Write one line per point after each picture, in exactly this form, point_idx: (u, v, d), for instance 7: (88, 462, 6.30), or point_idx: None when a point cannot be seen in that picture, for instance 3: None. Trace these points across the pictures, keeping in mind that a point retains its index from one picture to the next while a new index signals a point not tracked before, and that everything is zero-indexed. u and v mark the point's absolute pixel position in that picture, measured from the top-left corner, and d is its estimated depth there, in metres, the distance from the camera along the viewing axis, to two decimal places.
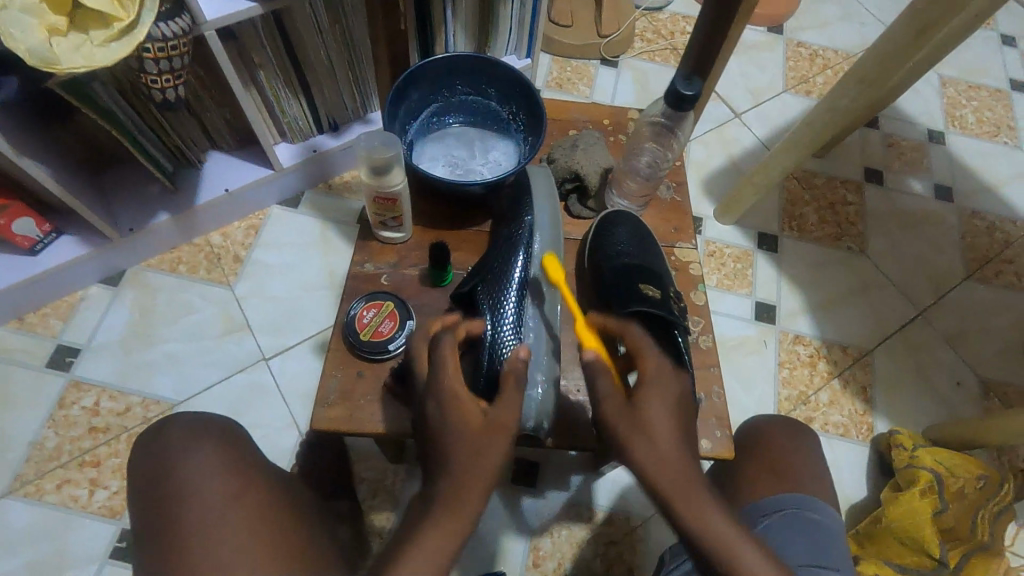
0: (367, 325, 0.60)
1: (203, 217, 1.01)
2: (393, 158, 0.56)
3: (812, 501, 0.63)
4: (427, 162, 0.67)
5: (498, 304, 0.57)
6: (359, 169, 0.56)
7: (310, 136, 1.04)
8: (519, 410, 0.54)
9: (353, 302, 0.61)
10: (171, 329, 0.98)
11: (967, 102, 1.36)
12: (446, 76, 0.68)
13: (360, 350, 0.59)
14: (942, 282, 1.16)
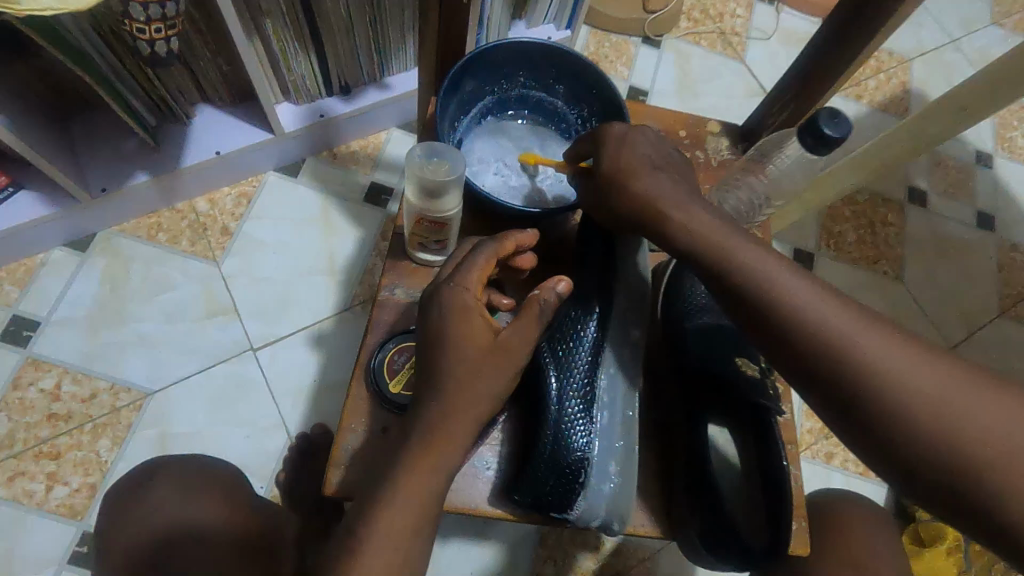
0: (398, 372, 0.50)
1: (189, 181, 0.88)
2: (452, 179, 0.46)
3: None
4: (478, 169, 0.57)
5: (566, 364, 0.47)
6: (406, 186, 0.46)
7: (318, 98, 0.91)
8: (586, 504, 0.45)
9: (381, 340, 0.51)
10: (146, 307, 0.86)
11: (1018, 124, 1.28)
12: (509, 63, 0.57)
13: (390, 404, 0.48)
14: (975, 318, 1.11)
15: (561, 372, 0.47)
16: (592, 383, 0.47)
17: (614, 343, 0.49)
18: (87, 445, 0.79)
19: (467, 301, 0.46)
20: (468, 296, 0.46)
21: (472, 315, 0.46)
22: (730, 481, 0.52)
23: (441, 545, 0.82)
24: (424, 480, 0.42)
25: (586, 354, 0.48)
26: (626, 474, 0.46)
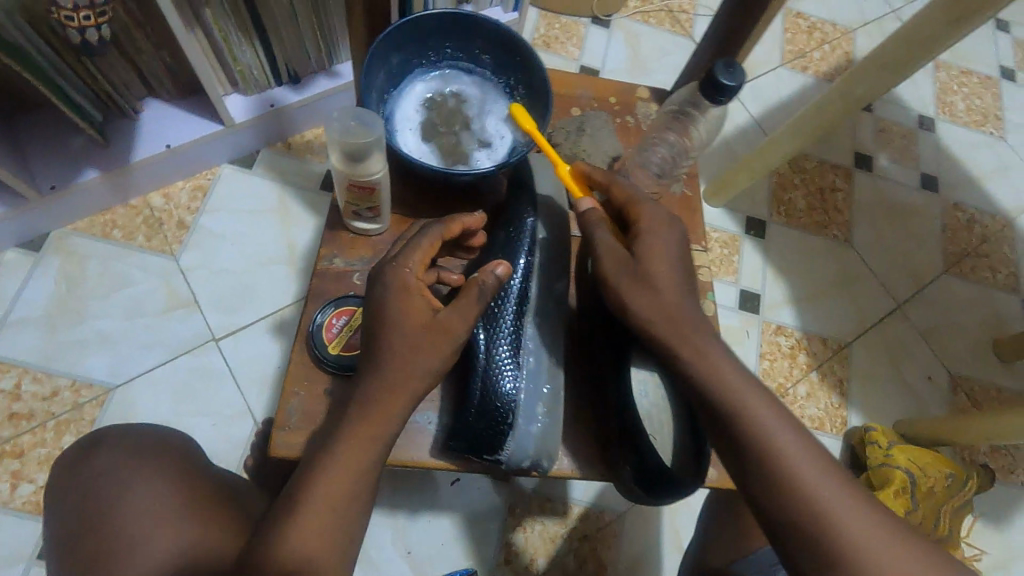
0: (336, 336, 0.53)
1: (140, 176, 0.88)
2: (373, 143, 0.47)
3: None
4: (406, 135, 0.58)
5: (494, 316, 0.52)
6: (331, 155, 0.48)
7: (267, 88, 0.92)
8: (515, 446, 0.49)
9: (321, 307, 0.54)
10: (104, 304, 0.86)
11: (958, 89, 1.32)
12: (434, 34, 0.58)
13: (329, 364, 0.51)
14: (921, 276, 1.15)
15: (489, 324, 0.51)
16: (518, 332, 0.52)
17: (538, 292, 0.54)
18: (51, 442, 0.79)
19: (410, 282, 0.48)
20: (409, 275, 0.49)
21: (411, 296, 0.48)
22: (658, 424, 0.52)
23: (411, 519, 0.84)
24: (363, 442, 0.45)
25: (512, 306, 0.52)
26: (552, 415, 0.51)
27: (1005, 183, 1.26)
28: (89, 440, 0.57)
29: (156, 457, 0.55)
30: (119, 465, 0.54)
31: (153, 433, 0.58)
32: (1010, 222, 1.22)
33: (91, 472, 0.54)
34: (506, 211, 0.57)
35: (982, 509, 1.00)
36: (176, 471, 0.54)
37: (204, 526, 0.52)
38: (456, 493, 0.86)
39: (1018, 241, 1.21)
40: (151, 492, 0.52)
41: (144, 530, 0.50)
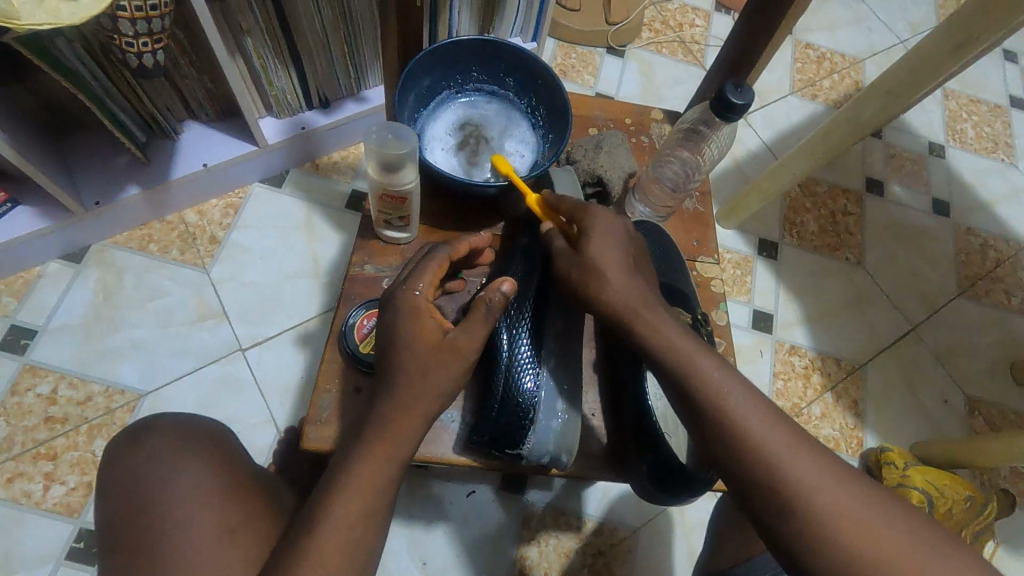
0: (367, 335, 0.56)
1: (177, 193, 0.93)
2: (408, 155, 0.51)
3: None
4: (435, 153, 0.62)
5: (516, 321, 0.55)
6: (367, 164, 0.51)
7: (298, 112, 0.97)
8: (536, 440, 0.51)
9: (352, 308, 0.58)
10: (138, 314, 0.90)
11: (967, 116, 1.35)
12: (462, 58, 0.62)
13: (360, 361, 0.54)
14: (935, 299, 1.16)
15: (509, 327, 0.54)
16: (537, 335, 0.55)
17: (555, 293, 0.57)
18: (83, 446, 0.82)
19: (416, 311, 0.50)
20: (420, 299, 0.51)
21: (419, 318, 0.50)
22: (673, 425, 0.59)
23: (427, 529, 0.85)
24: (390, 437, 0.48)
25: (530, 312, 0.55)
26: (572, 412, 0.54)
27: (1018, 208, 1.27)
28: (139, 424, 0.56)
29: (204, 446, 0.54)
30: (166, 450, 0.52)
31: (200, 424, 0.57)
32: None
33: (137, 455, 0.52)
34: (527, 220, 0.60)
35: (1004, 535, 0.99)
36: (220, 461, 0.53)
37: (245, 522, 0.50)
38: (472, 505, 0.87)
39: None
40: (195, 480, 0.51)
41: (184, 519, 0.49)
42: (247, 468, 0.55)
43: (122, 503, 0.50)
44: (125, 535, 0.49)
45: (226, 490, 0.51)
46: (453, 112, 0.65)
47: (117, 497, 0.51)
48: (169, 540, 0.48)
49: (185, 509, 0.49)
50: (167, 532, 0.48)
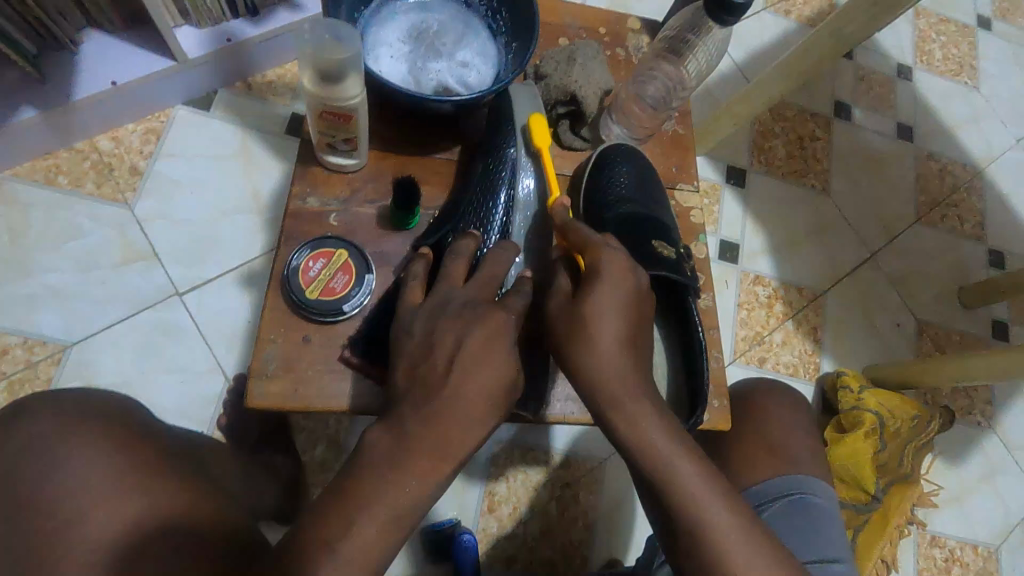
0: (314, 279, 0.49)
1: (84, 116, 0.81)
2: (351, 62, 0.43)
3: (809, 483, 0.57)
4: (381, 62, 0.53)
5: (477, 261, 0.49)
6: (303, 70, 0.43)
7: (222, 20, 0.84)
8: None
9: (296, 248, 0.51)
10: (52, 257, 0.80)
11: (936, 37, 1.31)
12: None
13: (307, 310, 0.48)
14: (893, 226, 1.17)
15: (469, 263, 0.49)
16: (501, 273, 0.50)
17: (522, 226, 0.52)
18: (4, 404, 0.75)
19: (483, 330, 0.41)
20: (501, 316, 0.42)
21: (502, 345, 0.41)
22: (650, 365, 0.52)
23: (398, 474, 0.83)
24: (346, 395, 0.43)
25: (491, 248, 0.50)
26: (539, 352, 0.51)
27: (976, 132, 1.27)
28: (19, 406, 0.50)
29: (95, 422, 0.48)
30: (50, 426, 0.47)
31: (94, 398, 0.51)
32: (979, 172, 1.24)
33: (13, 443, 0.46)
34: (486, 141, 0.54)
35: (942, 447, 1.06)
36: (115, 437, 0.48)
37: (152, 493, 0.45)
38: None
39: (986, 191, 1.23)
40: (85, 461, 0.46)
41: (79, 501, 0.44)
42: (151, 439, 0.50)
43: (5, 496, 0.45)
44: (12, 528, 0.43)
45: (125, 464, 0.46)
46: (401, 15, 0.56)
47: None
48: (64, 526, 0.43)
49: (77, 492, 0.44)
50: (59, 518, 0.43)
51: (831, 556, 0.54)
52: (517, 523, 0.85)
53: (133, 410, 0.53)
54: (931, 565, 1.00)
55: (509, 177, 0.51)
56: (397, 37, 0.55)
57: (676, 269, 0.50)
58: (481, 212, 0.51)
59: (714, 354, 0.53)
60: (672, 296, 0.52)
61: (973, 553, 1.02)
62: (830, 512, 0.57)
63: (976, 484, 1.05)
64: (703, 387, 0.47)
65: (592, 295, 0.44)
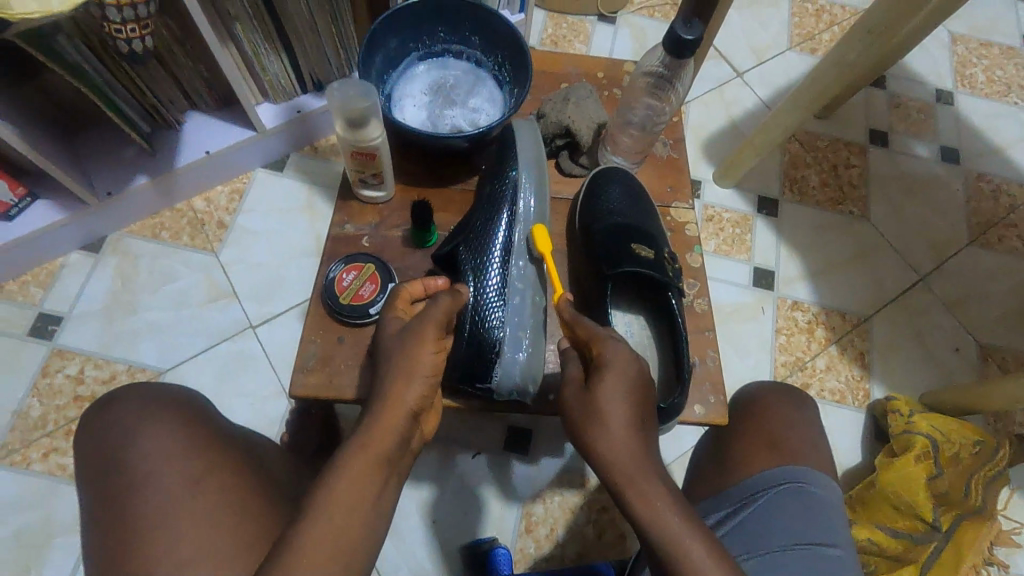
0: (346, 288, 0.59)
1: (183, 181, 0.97)
2: (371, 110, 0.54)
3: (807, 474, 0.58)
4: (403, 111, 0.65)
5: (481, 268, 0.57)
6: (334, 121, 0.54)
7: (294, 96, 1.00)
8: (502, 374, 0.54)
9: (333, 263, 0.61)
10: (153, 298, 0.95)
11: (977, 60, 1.30)
12: (426, 18, 0.65)
13: (340, 313, 0.58)
14: (944, 249, 1.13)
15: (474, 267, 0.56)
16: (505, 276, 0.56)
17: (522, 236, 0.58)
18: None
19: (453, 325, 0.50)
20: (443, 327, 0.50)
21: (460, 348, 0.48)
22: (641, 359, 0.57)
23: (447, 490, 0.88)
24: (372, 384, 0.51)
25: (497, 256, 0.57)
26: (537, 346, 0.56)
27: None
28: (108, 397, 0.59)
29: (170, 408, 0.57)
30: (132, 412, 0.56)
31: (166, 392, 0.59)
32: None
33: (105, 423, 0.56)
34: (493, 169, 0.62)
35: (1021, 481, 0.97)
36: (184, 421, 0.57)
37: (209, 471, 0.54)
38: (478, 465, 0.90)
39: None
40: (160, 439, 0.54)
41: (153, 473, 0.52)
42: (213, 425, 0.58)
43: (95, 466, 0.54)
44: (103, 490, 0.53)
45: (191, 443, 0.55)
46: (421, 73, 0.68)
47: (93, 458, 0.55)
48: (141, 490, 0.52)
49: (152, 464, 0.53)
50: (137, 485, 0.52)
51: (831, 544, 0.55)
52: (554, 545, 0.87)
53: (200, 402, 0.61)
54: None
55: (512, 194, 0.59)
56: (417, 90, 0.66)
57: (658, 269, 0.55)
58: (487, 225, 0.58)
59: (709, 353, 0.59)
60: (657, 295, 0.57)
61: None
62: (830, 502, 0.57)
63: None
64: (685, 364, 0.52)
65: (602, 383, 0.47)
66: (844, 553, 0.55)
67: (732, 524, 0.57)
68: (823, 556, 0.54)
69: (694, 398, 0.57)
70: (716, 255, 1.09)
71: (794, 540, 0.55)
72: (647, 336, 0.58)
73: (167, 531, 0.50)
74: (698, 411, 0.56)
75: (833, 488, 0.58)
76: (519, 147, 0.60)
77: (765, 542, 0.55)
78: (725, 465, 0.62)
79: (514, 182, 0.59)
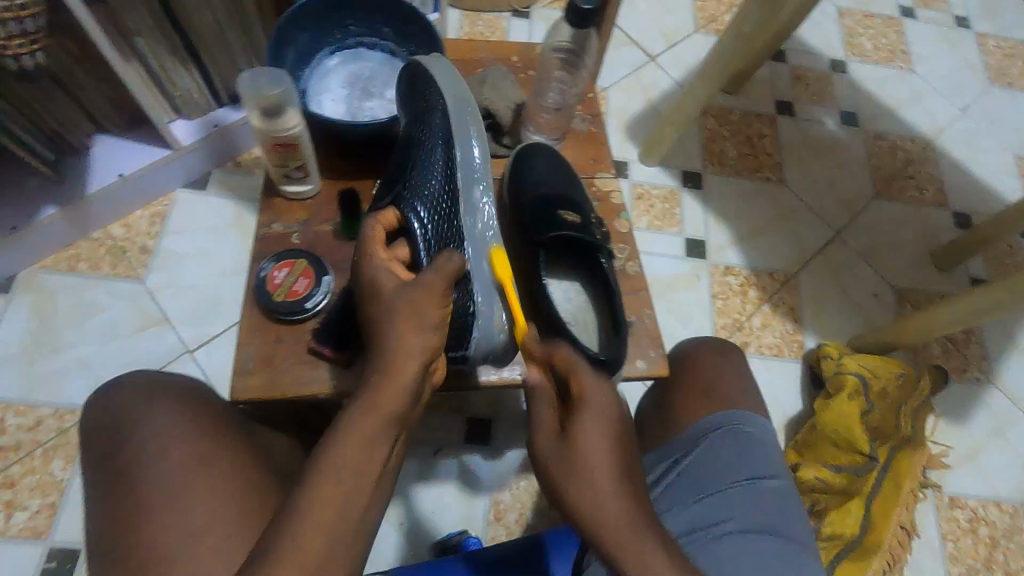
0: (281, 285, 0.58)
1: (98, 208, 0.92)
2: (285, 98, 0.55)
3: (745, 416, 0.61)
4: (322, 104, 0.66)
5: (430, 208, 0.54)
6: (250, 115, 0.55)
7: (209, 110, 0.96)
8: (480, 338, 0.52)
9: (263, 262, 0.60)
10: (76, 334, 0.90)
11: (863, 31, 1.41)
12: (334, 11, 0.67)
13: (276, 311, 0.57)
14: (854, 204, 1.22)
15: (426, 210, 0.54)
16: (452, 215, 0.54)
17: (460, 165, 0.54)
18: (40, 469, 0.82)
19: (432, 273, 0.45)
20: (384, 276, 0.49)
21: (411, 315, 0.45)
22: (583, 319, 0.59)
23: (418, 490, 0.87)
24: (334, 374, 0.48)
25: (437, 189, 0.54)
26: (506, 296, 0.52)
27: (920, 108, 1.34)
28: (115, 380, 0.56)
29: (178, 392, 0.55)
30: (141, 393, 0.54)
31: (173, 378, 0.57)
32: (930, 144, 1.30)
33: (111, 407, 0.53)
34: (417, 110, 0.59)
35: (943, 407, 1.06)
36: (192, 404, 0.54)
37: (215, 450, 0.51)
38: (440, 460, 0.89)
39: (939, 159, 1.28)
40: (166, 421, 0.52)
41: (156, 452, 0.50)
42: (220, 409, 0.56)
43: (98, 445, 0.52)
44: (103, 467, 0.50)
45: (199, 423, 0.53)
46: (335, 66, 0.69)
47: (98, 442, 0.52)
48: (147, 465, 0.49)
49: (158, 444, 0.50)
50: (143, 467, 0.49)
51: (772, 475, 0.59)
52: (525, 529, 0.88)
53: (206, 389, 0.58)
54: (954, 527, 0.98)
55: (440, 127, 0.56)
56: (334, 83, 0.67)
57: (587, 232, 0.57)
58: (423, 168, 0.56)
59: (645, 310, 0.62)
60: (588, 258, 0.60)
61: (997, 510, 1.00)
62: (766, 437, 0.61)
63: (986, 439, 1.04)
64: (621, 320, 0.55)
65: (579, 424, 0.45)
66: (784, 480, 0.59)
67: (677, 471, 0.60)
68: (766, 489, 0.58)
69: (636, 353, 0.60)
70: (649, 230, 1.13)
71: (734, 478, 0.58)
72: (586, 301, 0.59)
73: (172, 504, 0.47)
74: (641, 365, 0.59)
75: (768, 426, 0.62)
76: (436, 85, 0.57)
77: (706, 484, 0.59)
78: (667, 420, 0.65)
79: (442, 116, 0.56)
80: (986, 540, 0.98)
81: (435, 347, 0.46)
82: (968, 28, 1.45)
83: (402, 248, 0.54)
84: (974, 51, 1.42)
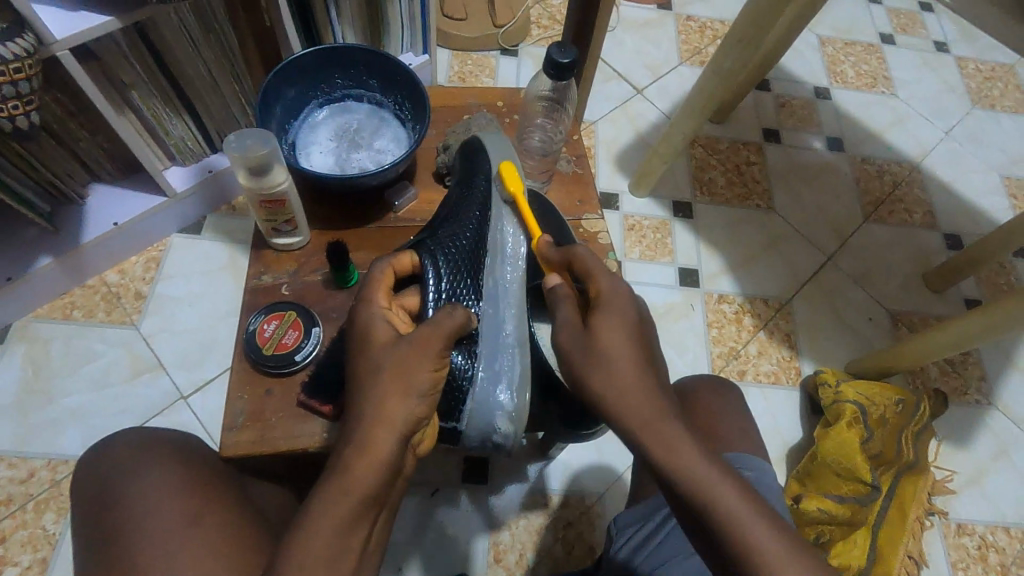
0: (269, 338, 0.59)
1: (94, 256, 0.93)
2: (271, 158, 0.56)
3: (742, 459, 0.61)
4: (311, 157, 0.68)
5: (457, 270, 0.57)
6: (237, 174, 0.56)
7: (203, 157, 0.98)
8: (475, 409, 0.54)
9: (253, 315, 0.61)
10: (70, 382, 0.90)
11: (845, 58, 1.44)
12: (323, 65, 0.70)
13: (264, 364, 0.58)
14: (844, 228, 1.23)
15: (448, 267, 0.56)
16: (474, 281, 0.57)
17: (496, 239, 0.60)
18: (31, 523, 0.81)
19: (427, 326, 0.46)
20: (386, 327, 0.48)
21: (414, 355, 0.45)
22: None
23: (417, 534, 0.86)
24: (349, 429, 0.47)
25: (465, 247, 0.58)
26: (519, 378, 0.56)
27: (904, 132, 1.36)
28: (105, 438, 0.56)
29: (172, 448, 0.55)
30: (134, 450, 0.53)
31: (169, 433, 0.57)
32: (916, 166, 1.31)
33: (104, 465, 0.53)
34: (467, 172, 0.65)
35: (944, 431, 1.05)
36: (186, 460, 0.54)
37: (208, 506, 0.51)
38: (438, 502, 0.88)
39: (927, 182, 1.30)
40: (159, 478, 0.51)
41: (149, 511, 0.49)
42: (215, 464, 0.56)
43: (89, 507, 0.51)
44: (95, 529, 0.50)
45: (195, 480, 0.52)
46: (321, 119, 0.71)
47: (90, 502, 0.51)
48: (140, 525, 0.49)
49: (151, 502, 0.50)
50: (137, 528, 0.48)
51: None
52: (526, 570, 0.86)
53: (197, 442, 0.58)
54: (963, 555, 0.96)
55: (484, 196, 0.61)
56: (322, 135, 0.70)
57: None
58: (456, 228, 0.60)
59: None
60: None
61: (1006, 536, 0.98)
62: (765, 482, 0.60)
63: (991, 463, 1.03)
64: None
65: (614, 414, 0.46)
66: None
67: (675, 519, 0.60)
68: None
69: None
70: (641, 260, 1.13)
71: None
72: None
73: (165, 565, 0.47)
74: None
75: (769, 471, 0.61)
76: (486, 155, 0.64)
77: None
78: None
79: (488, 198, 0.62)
80: (997, 568, 0.96)
81: (422, 390, 0.44)
82: (947, 52, 1.48)
83: (410, 298, 0.55)
84: (954, 74, 1.45)
